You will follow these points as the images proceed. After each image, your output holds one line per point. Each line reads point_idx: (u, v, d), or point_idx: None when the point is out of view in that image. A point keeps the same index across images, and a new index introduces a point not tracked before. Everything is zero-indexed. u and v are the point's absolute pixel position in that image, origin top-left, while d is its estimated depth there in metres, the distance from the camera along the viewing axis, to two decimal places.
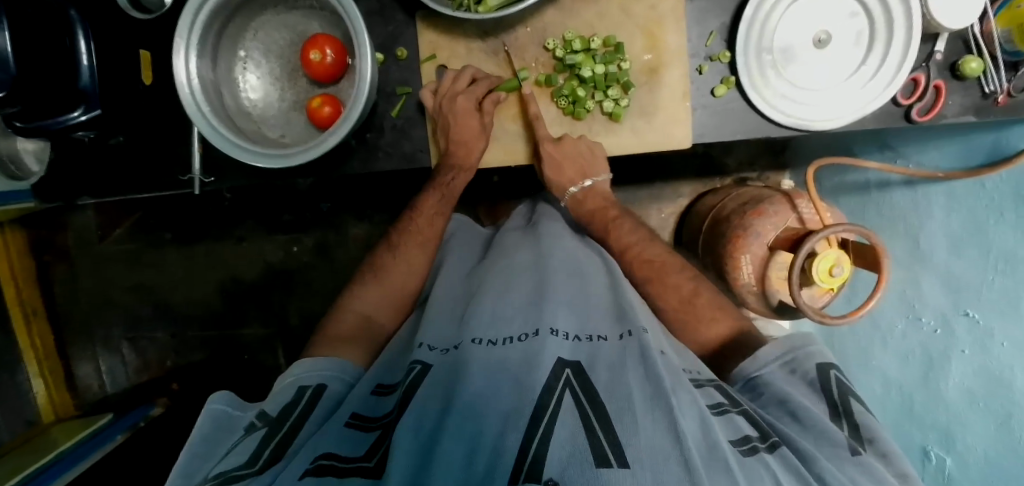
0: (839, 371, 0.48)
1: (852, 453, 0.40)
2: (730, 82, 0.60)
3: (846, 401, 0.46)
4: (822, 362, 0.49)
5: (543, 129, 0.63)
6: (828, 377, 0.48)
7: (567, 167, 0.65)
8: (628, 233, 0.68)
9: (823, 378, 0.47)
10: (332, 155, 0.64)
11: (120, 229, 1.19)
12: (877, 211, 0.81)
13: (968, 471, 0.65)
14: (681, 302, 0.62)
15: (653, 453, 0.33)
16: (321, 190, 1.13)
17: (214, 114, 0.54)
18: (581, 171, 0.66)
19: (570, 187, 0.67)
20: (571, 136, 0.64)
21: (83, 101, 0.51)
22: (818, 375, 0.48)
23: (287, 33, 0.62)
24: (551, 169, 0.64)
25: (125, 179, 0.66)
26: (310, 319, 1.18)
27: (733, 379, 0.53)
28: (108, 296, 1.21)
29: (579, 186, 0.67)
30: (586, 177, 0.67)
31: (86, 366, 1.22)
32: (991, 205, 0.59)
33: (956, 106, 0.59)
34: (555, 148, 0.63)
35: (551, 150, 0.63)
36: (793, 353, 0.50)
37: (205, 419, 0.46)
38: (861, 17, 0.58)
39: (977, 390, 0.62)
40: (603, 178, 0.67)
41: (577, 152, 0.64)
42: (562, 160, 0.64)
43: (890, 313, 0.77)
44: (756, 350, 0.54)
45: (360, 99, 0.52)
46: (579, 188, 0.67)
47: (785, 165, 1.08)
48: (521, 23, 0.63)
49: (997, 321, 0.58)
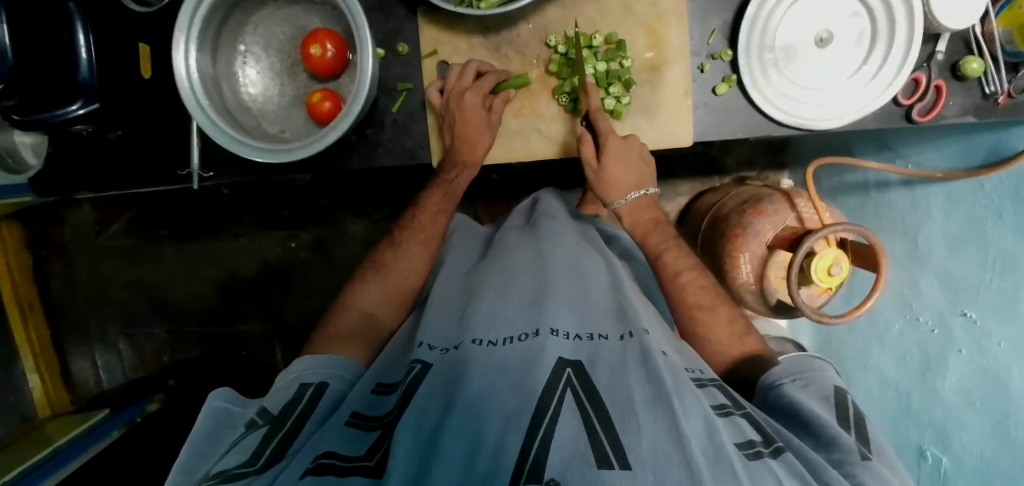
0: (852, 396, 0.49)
1: (861, 457, 0.40)
2: (731, 81, 0.60)
3: (858, 419, 0.46)
4: (835, 385, 0.50)
5: (607, 122, 0.61)
6: (843, 397, 0.48)
7: (631, 165, 0.61)
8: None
9: (838, 397, 0.48)
10: (332, 151, 0.64)
11: (117, 224, 1.18)
12: (875, 210, 0.81)
13: (964, 472, 0.65)
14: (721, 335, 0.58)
15: (654, 455, 0.33)
16: (319, 187, 1.12)
17: (212, 108, 0.54)
18: (640, 178, 0.62)
19: (631, 193, 0.62)
20: (635, 138, 0.62)
21: (81, 93, 0.51)
22: (833, 393, 0.48)
23: (287, 28, 0.62)
24: (617, 163, 0.60)
25: (123, 174, 0.65)
26: (308, 316, 1.18)
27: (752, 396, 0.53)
28: (105, 292, 1.21)
29: (637, 194, 0.63)
30: (644, 187, 0.63)
31: (82, 362, 1.21)
32: (990, 206, 0.59)
33: (956, 107, 0.59)
34: (621, 143, 0.60)
35: (615, 142, 0.60)
36: (809, 371, 0.51)
37: (205, 416, 0.46)
38: (862, 16, 0.58)
39: (974, 391, 0.62)
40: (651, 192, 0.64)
41: (638, 154, 0.62)
42: (627, 159, 0.61)
43: (887, 313, 0.77)
44: (769, 366, 0.54)
45: (362, 94, 0.52)
46: (637, 196, 0.63)
47: (784, 165, 1.08)
48: (523, 19, 0.62)
49: (994, 322, 0.58)
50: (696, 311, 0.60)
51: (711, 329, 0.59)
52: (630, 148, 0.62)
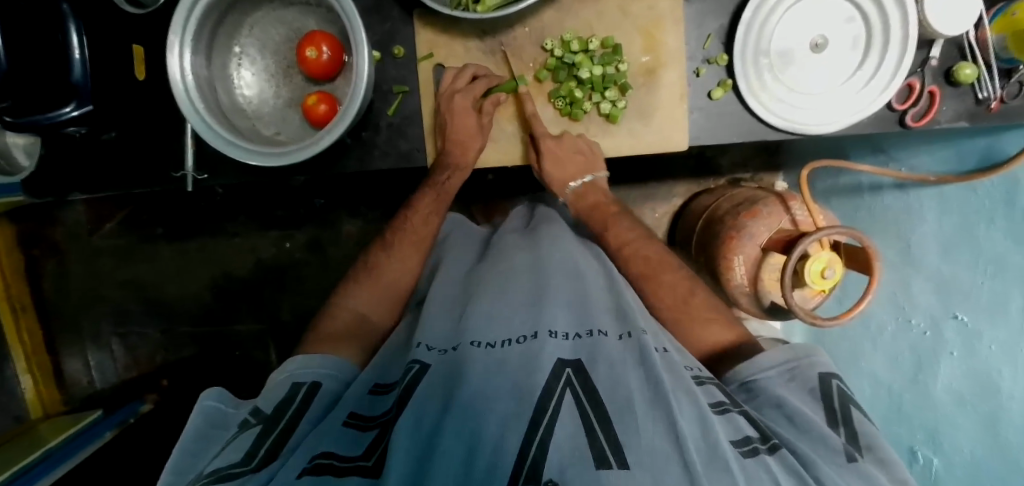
0: (840, 381, 0.48)
1: (847, 459, 0.40)
2: (727, 85, 0.60)
3: (845, 409, 0.46)
4: (822, 372, 0.49)
5: (541, 127, 0.63)
6: (828, 386, 0.48)
7: (569, 163, 0.64)
8: (630, 239, 0.68)
9: (823, 387, 0.48)
10: (328, 154, 0.64)
11: (111, 223, 1.17)
12: (868, 214, 0.82)
13: (955, 472, 0.66)
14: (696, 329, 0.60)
15: (653, 454, 0.33)
16: (315, 187, 1.12)
17: (207, 111, 0.54)
18: (581, 169, 0.64)
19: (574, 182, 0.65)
20: (569, 134, 0.64)
21: (74, 95, 0.50)
22: (818, 385, 0.48)
23: (283, 30, 0.62)
24: (552, 162, 0.63)
25: (116, 175, 0.65)
26: (302, 316, 1.18)
27: (730, 382, 0.53)
28: (98, 292, 1.20)
29: (579, 182, 0.65)
30: (588, 174, 0.65)
31: (75, 362, 1.21)
32: (982, 210, 0.60)
33: (950, 112, 0.59)
34: (554, 143, 0.63)
35: (550, 143, 0.62)
36: (793, 360, 0.50)
37: (197, 416, 0.45)
38: (857, 22, 0.58)
39: (965, 392, 0.63)
40: (602, 176, 0.66)
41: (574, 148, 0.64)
42: (561, 155, 0.63)
43: (880, 315, 0.78)
44: (755, 355, 0.54)
45: (358, 96, 0.52)
46: (580, 184, 0.65)
47: (778, 166, 1.09)
48: (520, 22, 0.62)
49: (984, 321, 0.59)
50: (686, 322, 0.61)
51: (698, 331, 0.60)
52: (570, 146, 0.64)
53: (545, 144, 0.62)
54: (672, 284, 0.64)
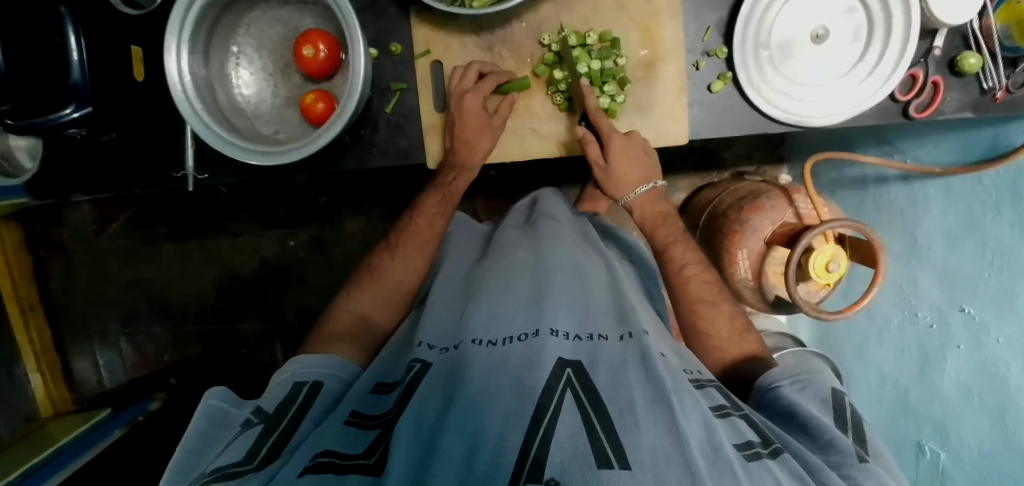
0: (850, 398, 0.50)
1: (858, 459, 0.40)
2: (727, 78, 0.59)
3: (855, 422, 0.46)
4: (833, 387, 0.50)
5: (607, 122, 0.60)
6: (840, 398, 0.49)
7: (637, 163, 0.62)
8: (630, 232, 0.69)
9: (835, 399, 0.49)
10: (327, 152, 0.64)
11: (115, 224, 1.18)
12: (874, 206, 0.81)
13: (962, 467, 0.66)
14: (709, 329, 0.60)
15: (654, 454, 0.33)
16: (317, 185, 1.12)
17: (205, 110, 0.54)
18: (646, 171, 0.63)
19: (639, 186, 0.64)
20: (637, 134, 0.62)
21: (73, 97, 0.50)
22: (830, 395, 0.49)
23: (279, 29, 0.62)
24: (623, 160, 0.61)
25: (118, 176, 0.65)
26: (307, 314, 1.18)
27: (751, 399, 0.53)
28: (104, 292, 1.21)
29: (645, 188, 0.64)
30: (651, 179, 0.64)
31: (83, 362, 1.23)
32: (987, 202, 0.59)
33: (953, 102, 0.58)
34: (624, 140, 0.61)
35: (619, 139, 0.61)
36: (807, 372, 0.51)
37: (201, 415, 0.46)
38: (859, 12, 0.57)
39: (973, 386, 0.62)
40: (659, 183, 0.65)
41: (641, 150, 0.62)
42: (632, 154, 0.61)
43: (885, 309, 0.77)
44: (766, 371, 0.54)
45: (355, 93, 0.52)
46: (645, 189, 0.65)
47: (783, 159, 1.08)
48: (517, 18, 0.62)
49: (992, 316, 0.58)
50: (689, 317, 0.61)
51: (703, 328, 0.60)
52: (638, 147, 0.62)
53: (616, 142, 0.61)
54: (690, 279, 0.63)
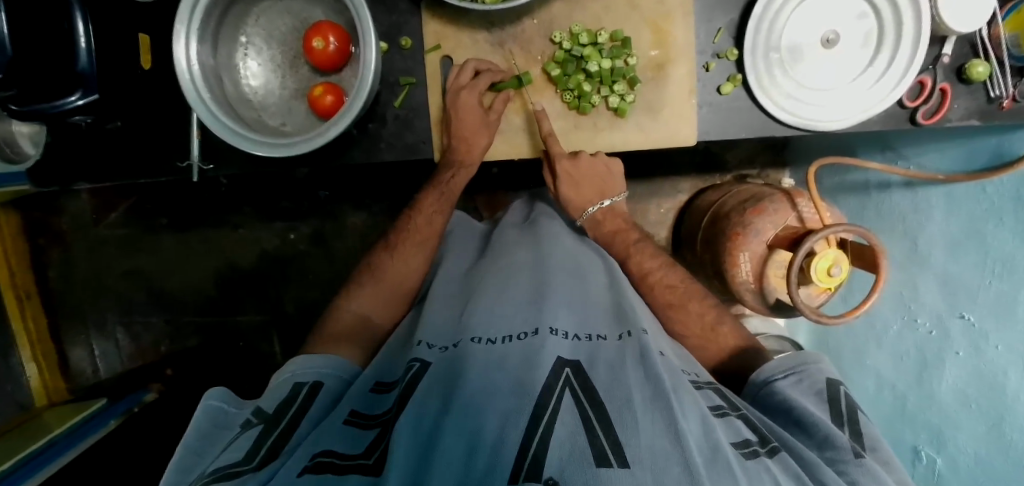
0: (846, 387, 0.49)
1: (854, 455, 0.40)
2: (737, 80, 0.60)
3: (851, 412, 0.46)
4: (829, 377, 0.50)
5: (558, 146, 0.63)
6: (835, 389, 0.49)
7: (584, 183, 0.66)
8: (631, 239, 0.69)
9: (830, 391, 0.48)
10: (334, 145, 0.64)
11: (115, 214, 1.17)
12: (877, 212, 0.81)
13: (959, 473, 0.66)
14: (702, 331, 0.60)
15: (652, 453, 0.33)
16: (319, 178, 1.12)
17: (213, 100, 0.54)
18: (600, 190, 0.68)
19: (590, 206, 0.69)
20: (586, 154, 0.65)
21: (80, 84, 0.50)
22: (826, 387, 0.49)
23: (288, 20, 0.61)
24: (570, 185, 0.66)
25: (121, 164, 0.65)
26: (306, 308, 1.18)
27: (747, 393, 0.53)
28: (102, 281, 1.20)
29: (597, 207, 0.69)
30: (605, 196, 0.69)
31: (79, 351, 1.22)
32: (990, 209, 0.59)
33: (960, 110, 0.59)
34: (571, 165, 0.64)
35: (567, 165, 0.64)
36: (802, 364, 0.51)
37: (201, 416, 0.46)
38: (870, 17, 0.57)
39: (969, 391, 0.63)
40: (617, 199, 0.69)
41: (591, 169, 0.66)
42: (581, 178, 0.66)
43: (884, 314, 0.78)
44: (761, 364, 0.54)
45: (364, 87, 0.51)
46: (598, 208, 0.69)
47: (786, 163, 1.08)
48: (528, 15, 0.62)
49: (991, 323, 0.59)
50: (689, 322, 0.61)
51: (701, 332, 0.60)
52: (587, 168, 0.65)
53: (562, 166, 0.64)
54: (668, 279, 0.65)
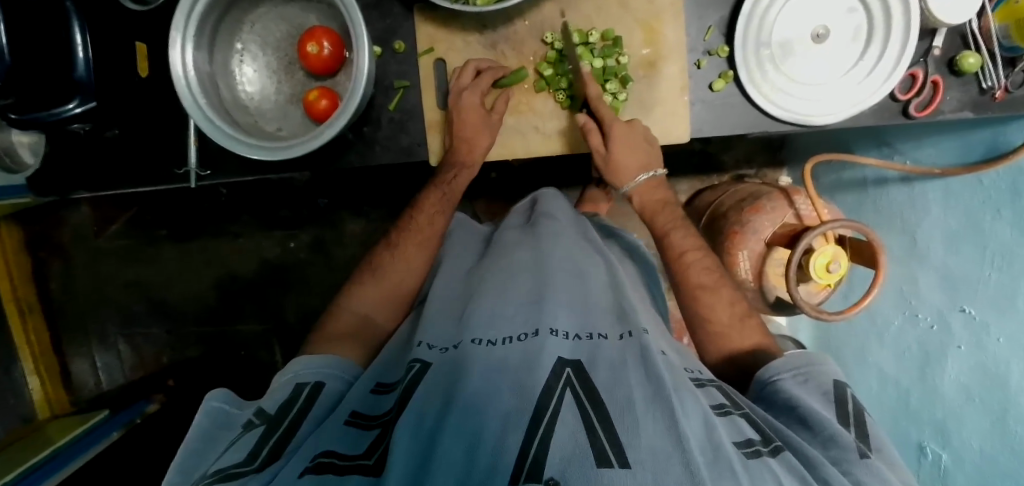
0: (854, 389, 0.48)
1: (860, 456, 0.40)
2: (728, 77, 0.60)
3: (859, 413, 0.46)
4: (836, 379, 0.49)
5: (609, 111, 0.61)
6: (842, 390, 0.48)
7: (638, 149, 0.62)
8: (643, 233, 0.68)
9: (838, 391, 0.48)
10: (330, 149, 0.64)
11: (115, 225, 1.18)
12: (874, 208, 0.81)
13: (963, 469, 0.65)
14: (716, 328, 0.60)
15: (653, 453, 0.33)
16: (319, 186, 1.12)
17: (209, 106, 0.54)
18: (648, 159, 0.63)
19: (639, 175, 0.64)
20: (639, 122, 0.62)
21: (77, 92, 0.51)
22: (833, 388, 0.48)
23: (284, 27, 0.62)
24: (624, 150, 0.61)
25: (120, 172, 0.65)
26: (307, 316, 1.18)
27: (751, 390, 0.53)
28: (103, 292, 1.21)
29: (644, 177, 0.64)
30: (651, 169, 0.64)
31: (81, 363, 1.22)
32: (986, 202, 0.59)
33: (953, 102, 0.59)
34: (626, 130, 0.61)
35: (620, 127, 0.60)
36: (810, 364, 0.50)
37: (202, 416, 0.46)
38: (859, 12, 0.58)
39: (973, 387, 0.62)
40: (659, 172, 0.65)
41: (643, 136, 0.62)
42: (632, 144, 0.61)
43: (885, 310, 0.78)
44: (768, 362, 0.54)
45: (358, 92, 0.52)
46: (645, 178, 0.65)
47: (783, 162, 1.08)
48: (520, 16, 0.63)
49: (992, 317, 0.58)
50: (695, 321, 0.61)
51: (719, 326, 0.59)
52: (639, 135, 0.62)
53: (617, 130, 0.60)
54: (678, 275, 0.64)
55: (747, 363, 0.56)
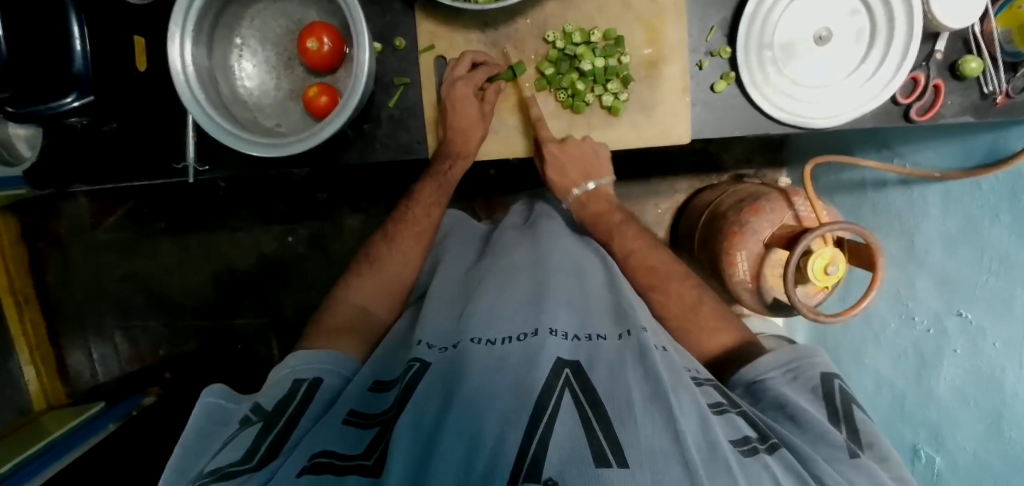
0: (842, 381, 0.48)
1: (850, 455, 0.40)
2: (730, 78, 0.60)
3: (847, 407, 0.46)
4: (824, 371, 0.49)
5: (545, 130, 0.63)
6: (831, 384, 0.48)
7: (570, 168, 0.65)
8: (615, 220, 0.69)
9: (826, 386, 0.47)
10: (329, 145, 0.64)
11: (113, 217, 1.17)
12: (873, 210, 0.81)
13: (957, 471, 0.65)
14: (686, 315, 0.61)
15: (652, 453, 0.33)
16: (318, 181, 1.12)
17: (207, 100, 0.54)
18: (585, 173, 0.66)
19: (575, 188, 0.68)
20: (575, 138, 0.64)
21: (74, 86, 0.50)
22: (821, 382, 0.48)
23: (284, 22, 0.62)
24: (556, 170, 0.65)
25: (117, 166, 0.65)
26: (304, 310, 1.18)
27: (733, 384, 0.53)
28: (100, 284, 1.20)
29: (582, 188, 0.68)
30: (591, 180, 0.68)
31: (78, 355, 1.22)
32: (985, 206, 0.59)
33: (954, 106, 0.59)
34: (559, 149, 0.63)
35: (555, 150, 0.63)
36: (798, 358, 0.50)
37: (199, 412, 0.46)
38: (862, 14, 0.58)
39: (968, 389, 0.62)
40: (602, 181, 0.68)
41: (581, 152, 0.65)
42: (566, 161, 0.64)
43: (882, 312, 0.78)
44: (756, 357, 0.53)
45: (358, 89, 0.52)
46: (582, 190, 0.68)
47: (782, 162, 1.08)
48: (521, 14, 0.62)
49: (989, 320, 0.58)
50: (669, 304, 0.62)
51: (677, 311, 0.61)
52: (576, 152, 0.64)
53: (551, 151, 0.63)
54: (677, 275, 0.64)
55: (730, 351, 0.56)
